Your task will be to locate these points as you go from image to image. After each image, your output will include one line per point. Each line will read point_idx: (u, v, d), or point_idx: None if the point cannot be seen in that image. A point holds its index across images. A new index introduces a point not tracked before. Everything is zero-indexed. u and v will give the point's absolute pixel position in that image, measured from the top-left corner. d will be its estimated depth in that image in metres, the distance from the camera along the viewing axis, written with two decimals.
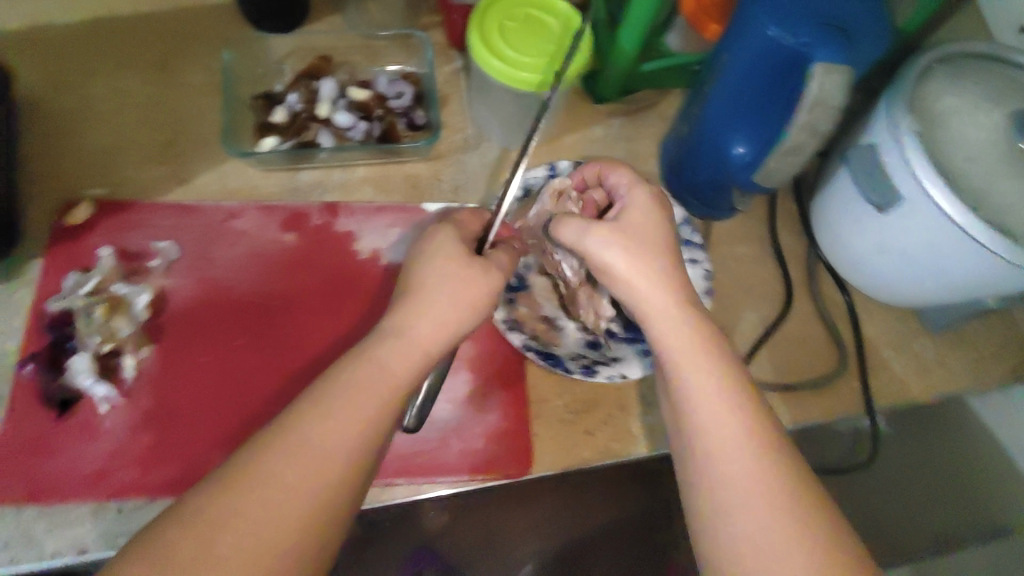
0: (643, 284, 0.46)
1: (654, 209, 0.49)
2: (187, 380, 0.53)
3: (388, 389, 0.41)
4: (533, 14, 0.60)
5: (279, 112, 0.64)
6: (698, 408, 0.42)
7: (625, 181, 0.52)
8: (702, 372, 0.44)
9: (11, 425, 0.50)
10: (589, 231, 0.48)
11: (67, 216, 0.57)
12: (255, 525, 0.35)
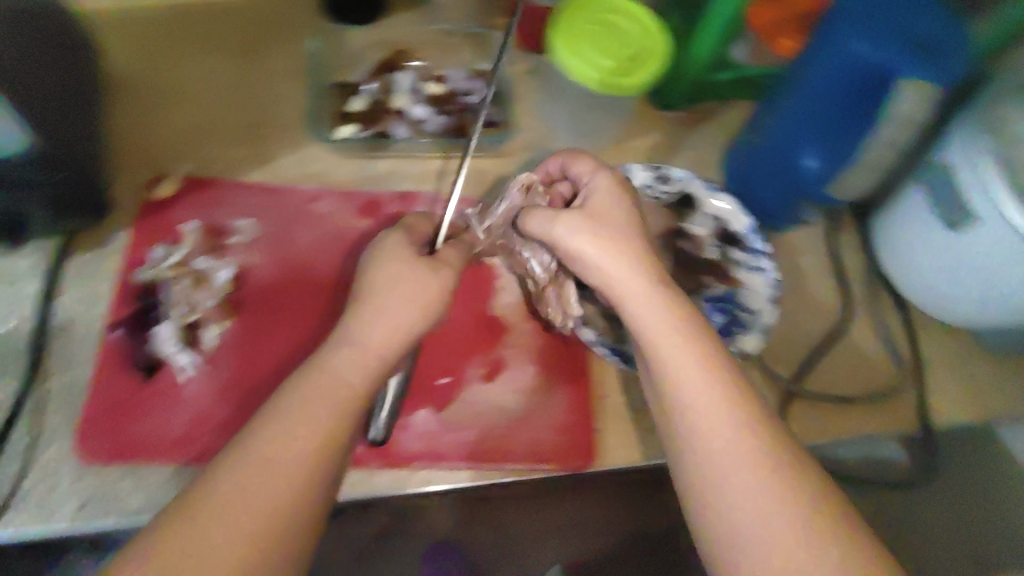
0: (626, 304, 0.47)
1: (618, 196, 0.52)
2: (269, 351, 0.55)
3: (352, 392, 0.43)
4: (611, 19, 0.61)
5: (358, 100, 0.65)
6: (698, 434, 0.43)
7: (587, 169, 0.54)
8: (699, 394, 0.43)
9: (100, 386, 0.53)
10: (558, 217, 0.50)
11: (155, 189, 0.60)
12: (239, 518, 0.37)
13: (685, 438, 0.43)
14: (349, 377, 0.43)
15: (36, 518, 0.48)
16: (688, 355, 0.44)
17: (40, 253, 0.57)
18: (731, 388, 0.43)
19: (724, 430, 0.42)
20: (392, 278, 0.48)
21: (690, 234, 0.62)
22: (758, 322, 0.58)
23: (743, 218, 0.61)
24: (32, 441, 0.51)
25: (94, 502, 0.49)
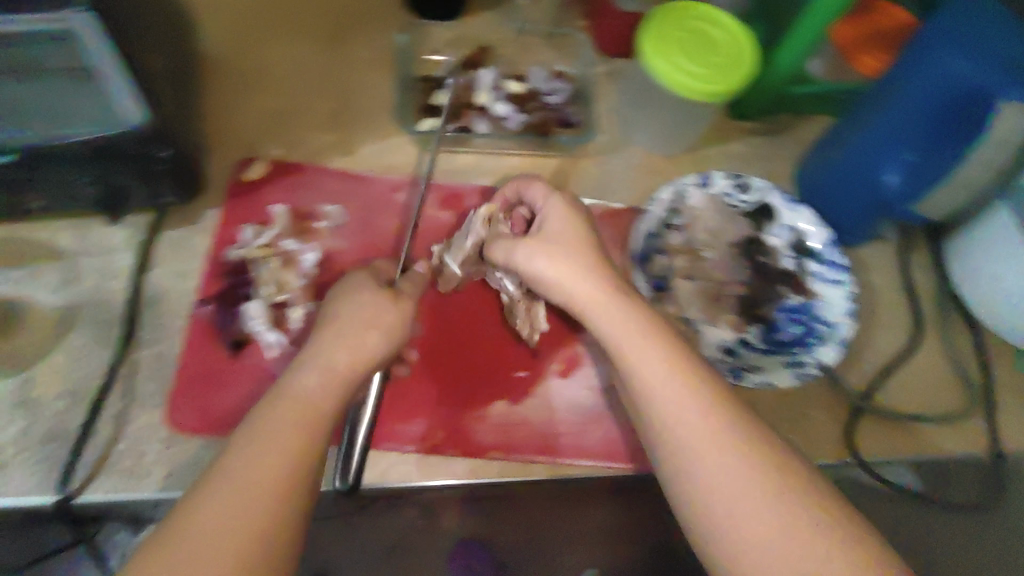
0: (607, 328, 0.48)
1: (570, 217, 0.53)
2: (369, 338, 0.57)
3: (316, 411, 0.43)
4: (699, 26, 0.60)
5: (442, 94, 0.65)
6: (695, 449, 0.42)
7: (541, 194, 0.55)
8: (688, 412, 0.43)
9: (188, 359, 0.54)
10: (518, 244, 0.53)
11: (245, 171, 0.61)
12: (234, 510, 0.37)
13: (665, 449, 0.43)
14: (317, 397, 0.43)
15: (125, 483, 0.50)
16: (668, 365, 0.45)
17: (137, 227, 0.59)
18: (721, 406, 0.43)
19: (703, 433, 0.42)
20: (367, 292, 0.50)
21: (767, 245, 0.62)
22: (835, 334, 0.58)
23: (823, 229, 0.61)
24: (123, 408, 0.53)
25: (180, 471, 0.51)
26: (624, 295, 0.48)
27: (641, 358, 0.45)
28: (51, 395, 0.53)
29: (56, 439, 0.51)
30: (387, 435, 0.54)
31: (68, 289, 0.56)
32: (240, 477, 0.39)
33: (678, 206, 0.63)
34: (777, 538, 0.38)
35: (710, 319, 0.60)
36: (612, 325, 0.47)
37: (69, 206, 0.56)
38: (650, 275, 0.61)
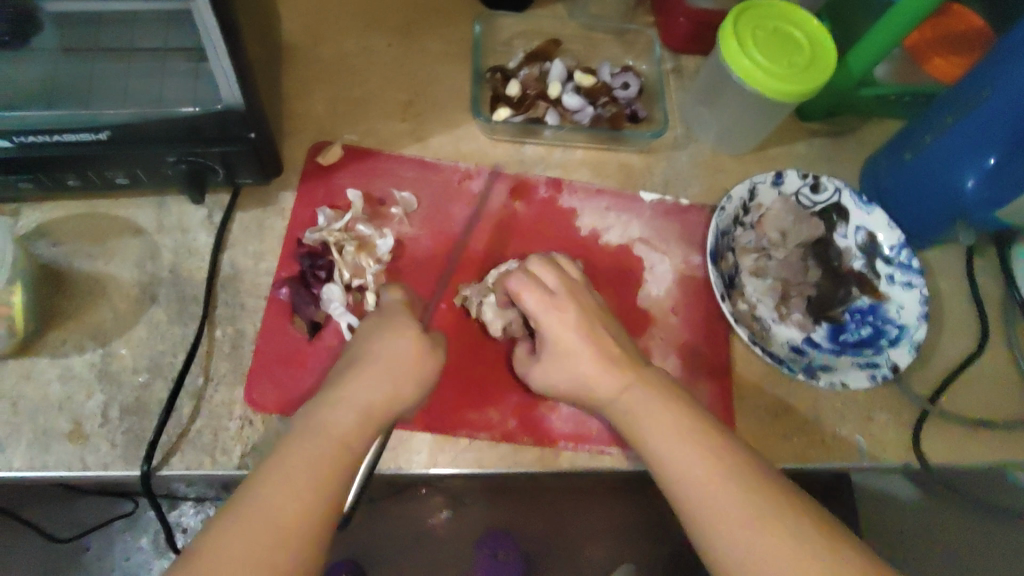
0: (631, 383, 0.48)
1: (571, 325, 0.50)
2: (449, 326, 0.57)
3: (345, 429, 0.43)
4: (781, 26, 0.60)
5: (514, 85, 0.66)
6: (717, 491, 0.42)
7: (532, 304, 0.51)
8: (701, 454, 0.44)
9: (265, 339, 0.55)
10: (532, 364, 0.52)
11: (321, 155, 0.62)
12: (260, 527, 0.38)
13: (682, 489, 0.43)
14: (348, 425, 0.43)
15: (206, 460, 0.51)
16: (672, 409, 0.46)
17: (213, 207, 0.60)
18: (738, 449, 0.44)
19: (708, 464, 0.43)
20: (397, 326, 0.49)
21: (837, 247, 0.63)
22: (906, 337, 0.59)
23: (894, 231, 0.62)
24: (202, 385, 0.53)
25: (259, 450, 0.52)
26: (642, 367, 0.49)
27: (659, 406, 0.47)
28: (128, 370, 0.53)
29: (137, 413, 0.52)
30: (460, 421, 0.54)
31: (145, 267, 0.57)
32: (267, 501, 0.39)
33: (750, 204, 0.62)
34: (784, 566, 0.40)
35: (778, 317, 0.61)
36: (637, 384, 0.48)
37: (149, 184, 0.57)
38: (723, 271, 0.61)
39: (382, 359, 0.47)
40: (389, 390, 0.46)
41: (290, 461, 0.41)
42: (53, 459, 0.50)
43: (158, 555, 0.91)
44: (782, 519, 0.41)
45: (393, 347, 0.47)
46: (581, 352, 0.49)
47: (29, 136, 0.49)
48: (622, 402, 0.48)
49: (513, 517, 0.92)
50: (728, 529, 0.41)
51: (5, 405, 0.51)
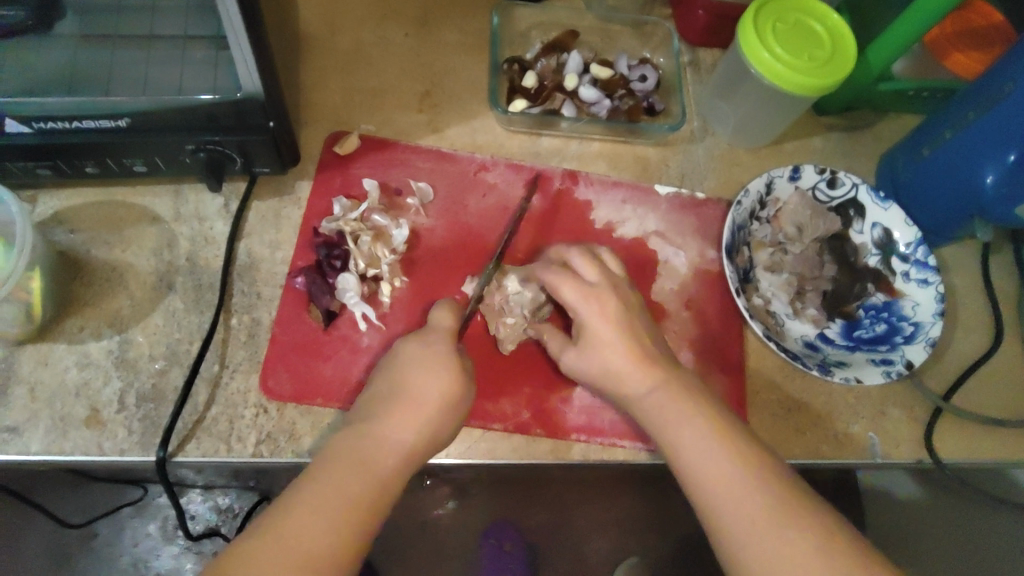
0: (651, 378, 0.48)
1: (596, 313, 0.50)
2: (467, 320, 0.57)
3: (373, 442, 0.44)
4: (802, 20, 0.60)
5: (531, 76, 0.66)
6: (734, 492, 0.42)
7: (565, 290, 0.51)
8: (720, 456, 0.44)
9: (281, 328, 0.55)
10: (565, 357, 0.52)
11: (337, 144, 0.62)
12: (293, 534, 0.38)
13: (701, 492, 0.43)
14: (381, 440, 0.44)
15: (222, 447, 0.51)
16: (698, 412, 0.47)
17: (229, 196, 0.60)
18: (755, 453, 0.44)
19: (726, 464, 0.43)
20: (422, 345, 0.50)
21: (853, 243, 0.63)
22: (921, 333, 0.58)
23: (911, 228, 0.61)
24: (218, 372, 0.54)
25: (275, 438, 0.52)
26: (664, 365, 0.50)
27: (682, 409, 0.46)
28: (145, 358, 0.53)
29: (154, 400, 0.52)
30: (474, 411, 0.54)
31: (162, 255, 0.57)
32: (289, 533, 0.38)
33: (767, 198, 0.62)
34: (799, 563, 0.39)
35: (793, 312, 0.61)
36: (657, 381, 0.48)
37: (167, 173, 0.57)
38: (739, 265, 0.61)
39: (413, 392, 0.47)
40: (419, 423, 0.46)
41: (314, 491, 0.40)
42: (70, 445, 0.50)
43: (166, 541, 0.91)
44: (798, 517, 0.41)
45: (427, 379, 0.47)
46: (605, 348, 0.50)
47: (48, 122, 0.49)
48: (645, 403, 0.48)
49: (520, 513, 0.93)
50: (748, 541, 0.41)
51: (23, 391, 0.51)
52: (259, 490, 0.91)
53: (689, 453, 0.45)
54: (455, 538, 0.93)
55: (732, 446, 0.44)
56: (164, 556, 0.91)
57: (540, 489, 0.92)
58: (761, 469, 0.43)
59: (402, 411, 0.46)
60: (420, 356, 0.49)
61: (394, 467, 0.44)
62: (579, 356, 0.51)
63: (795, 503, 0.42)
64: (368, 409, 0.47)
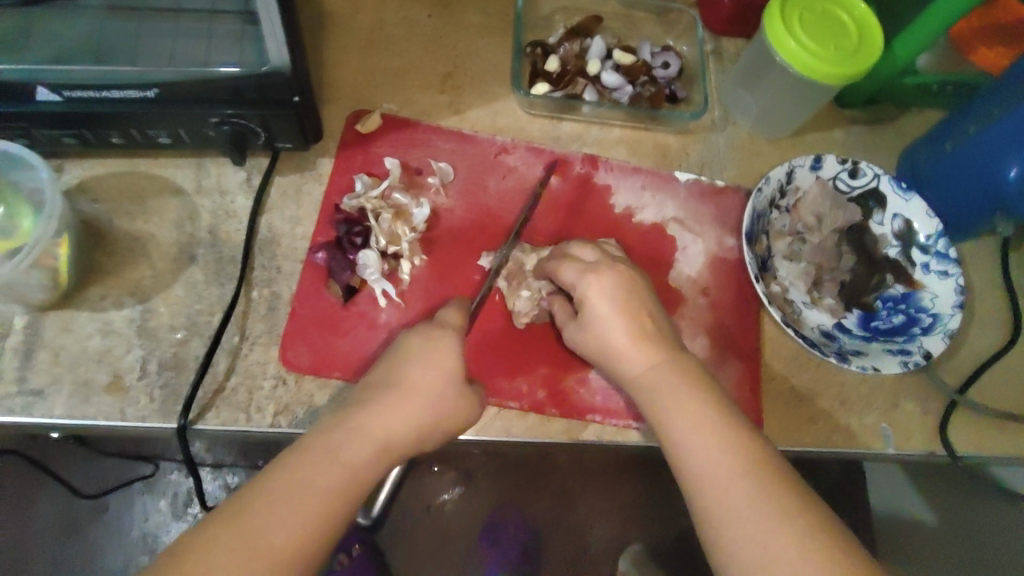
0: (661, 363, 0.48)
1: (610, 291, 0.50)
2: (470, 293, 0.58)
3: (381, 425, 0.45)
4: (830, 9, 0.59)
5: (553, 60, 0.66)
6: (733, 484, 0.43)
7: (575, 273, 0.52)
8: (718, 448, 0.44)
9: (301, 302, 0.56)
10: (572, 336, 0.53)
11: (360, 122, 0.62)
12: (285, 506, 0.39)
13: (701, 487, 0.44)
14: (387, 422, 0.45)
15: (241, 417, 0.52)
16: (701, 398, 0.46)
17: (252, 170, 0.60)
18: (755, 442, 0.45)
19: (726, 458, 0.44)
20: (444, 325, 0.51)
21: (873, 234, 0.63)
22: (939, 325, 0.59)
23: (932, 220, 0.61)
24: (238, 343, 0.54)
25: (291, 408, 0.53)
26: (674, 345, 0.49)
27: (683, 399, 0.46)
28: (166, 327, 0.54)
29: (175, 368, 0.53)
30: (490, 389, 0.55)
31: (185, 228, 0.57)
32: (279, 508, 0.39)
33: (788, 187, 0.62)
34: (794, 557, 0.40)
35: (810, 302, 0.61)
36: (669, 363, 0.48)
37: (191, 146, 0.58)
38: (757, 253, 0.61)
39: (412, 384, 0.47)
40: (413, 418, 0.46)
41: (301, 476, 0.40)
42: (92, 410, 0.51)
43: (175, 518, 0.91)
44: (796, 511, 0.41)
45: (426, 373, 0.47)
46: (613, 326, 0.50)
47: (76, 90, 0.50)
48: (645, 379, 0.48)
49: (525, 501, 0.94)
50: (744, 535, 0.41)
51: (47, 356, 0.52)
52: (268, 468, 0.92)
53: (694, 449, 0.45)
54: (459, 523, 0.93)
55: (731, 450, 0.44)
56: (173, 532, 0.91)
57: (544, 474, 0.95)
58: (765, 470, 0.43)
59: (399, 404, 0.46)
60: (420, 347, 0.49)
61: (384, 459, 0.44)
62: (588, 334, 0.51)
63: (793, 495, 0.42)
64: (365, 395, 0.47)
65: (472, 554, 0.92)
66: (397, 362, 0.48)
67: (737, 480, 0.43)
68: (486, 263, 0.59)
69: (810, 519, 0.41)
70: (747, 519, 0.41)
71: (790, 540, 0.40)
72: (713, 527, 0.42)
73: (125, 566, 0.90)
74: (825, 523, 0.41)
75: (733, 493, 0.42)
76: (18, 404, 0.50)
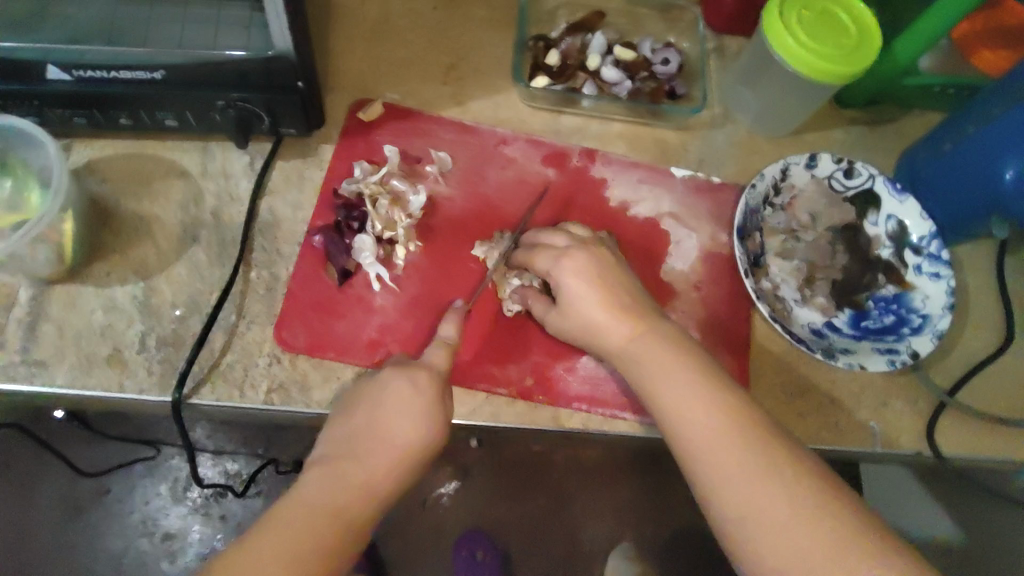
0: (641, 341, 0.49)
1: (589, 276, 0.51)
2: (461, 282, 0.59)
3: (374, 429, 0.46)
4: (830, 8, 0.60)
5: (554, 54, 0.67)
6: (715, 442, 0.44)
7: (551, 257, 0.53)
8: (699, 405, 0.45)
9: (299, 284, 0.57)
10: (555, 322, 0.54)
11: (362, 110, 0.63)
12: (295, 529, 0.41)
13: (687, 444, 0.45)
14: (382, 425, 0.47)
15: (235, 393, 0.53)
16: (682, 362, 0.47)
17: (255, 155, 0.62)
18: (730, 393, 0.46)
19: (708, 416, 0.45)
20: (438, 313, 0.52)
21: (867, 234, 0.64)
22: (929, 326, 0.59)
23: (925, 221, 0.62)
24: (235, 322, 0.56)
25: (285, 387, 0.54)
26: (655, 323, 0.50)
27: (664, 361, 0.47)
28: (167, 305, 0.55)
29: (174, 344, 0.54)
30: (480, 374, 0.56)
31: (188, 209, 0.59)
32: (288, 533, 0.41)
33: (782, 184, 0.63)
34: (779, 510, 0.41)
35: (801, 299, 0.62)
36: (646, 335, 0.49)
37: (196, 129, 0.59)
38: (750, 249, 0.61)
39: (382, 435, 0.46)
40: (387, 467, 0.45)
41: (305, 502, 0.43)
42: (93, 382, 0.52)
43: (175, 502, 0.93)
44: (776, 464, 0.43)
45: (396, 421, 0.46)
46: (600, 307, 0.50)
47: (88, 71, 0.52)
48: (625, 345, 0.49)
49: (518, 497, 0.96)
50: (731, 491, 0.42)
51: (51, 329, 0.54)
52: (267, 457, 0.94)
53: (677, 410, 0.46)
54: (452, 520, 0.94)
55: (711, 424, 0.44)
56: (172, 516, 0.93)
57: (541, 469, 0.96)
58: (744, 425, 0.44)
59: (371, 454, 0.45)
60: (388, 394, 0.48)
61: (359, 514, 0.43)
62: (574, 317, 0.52)
63: (771, 448, 0.43)
64: (337, 445, 0.46)
65: (459, 546, 0.93)
66: (376, 397, 0.48)
67: (718, 452, 0.43)
68: (480, 251, 0.59)
69: (792, 469, 0.43)
70: (745, 505, 0.42)
71: (774, 508, 0.41)
72: (701, 482, 0.44)
73: (124, 549, 0.92)
74: (805, 473, 0.43)
75: (716, 456, 0.43)
76: (21, 375, 0.52)
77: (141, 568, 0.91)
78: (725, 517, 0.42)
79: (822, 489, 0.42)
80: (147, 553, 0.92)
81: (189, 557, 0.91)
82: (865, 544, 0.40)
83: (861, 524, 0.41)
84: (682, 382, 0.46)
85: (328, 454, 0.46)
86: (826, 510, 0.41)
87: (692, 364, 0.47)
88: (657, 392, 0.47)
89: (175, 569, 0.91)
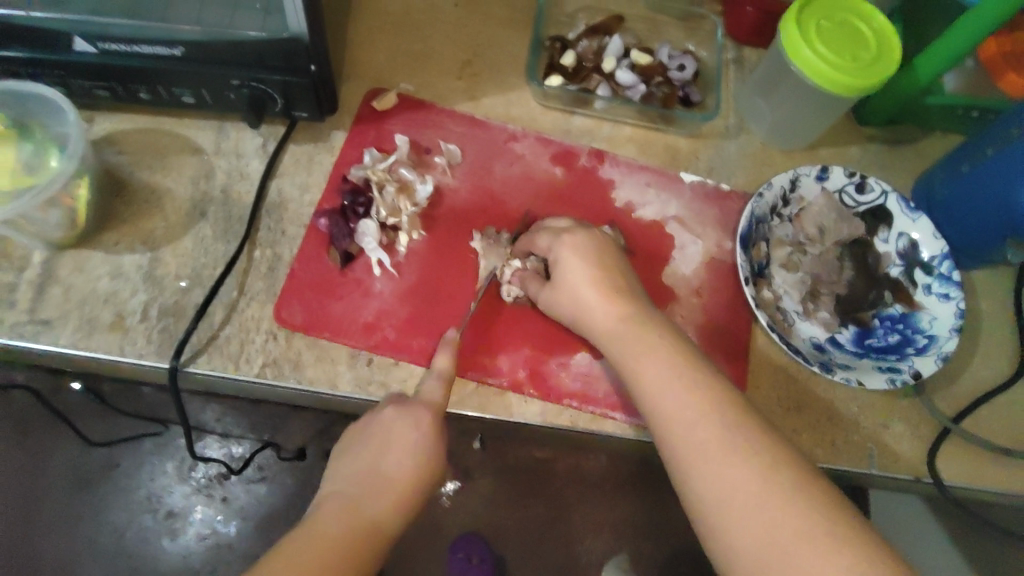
0: (634, 323, 0.50)
1: (587, 263, 0.52)
2: (458, 271, 0.59)
3: (380, 462, 0.47)
4: (848, 20, 0.59)
5: (569, 55, 0.67)
6: (694, 423, 0.44)
7: (548, 240, 0.55)
8: (681, 388, 0.45)
9: (301, 264, 0.58)
10: (555, 311, 0.54)
11: (375, 100, 0.64)
12: (315, 536, 0.41)
13: (666, 424, 0.45)
14: (388, 454, 0.47)
15: (230, 365, 0.54)
16: (666, 349, 0.48)
17: (268, 137, 0.63)
18: (708, 379, 0.46)
19: (690, 396, 0.45)
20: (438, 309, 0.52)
21: (877, 250, 0.63)
22: (934, 347, 0.58)
23: (938, 241, 0.61)
24: (236, 298, 0.56)
25: (279, 363, 0.55)
26: (645, 318, 0.50)
27: (648, 347, 0.48)
28: (172, 275, 0.57)
29: (174, 315, 0.55)
30: (474, 365, 0.56)
31: (199, 185, 0.60)
32: (306, 541, 0.41)
33: (791, 196, 0.62)
34: (752, 491, 0.41)
35: (804, 312, 0.61)
36: (637, 322, 0.50)
37: (214, 108, 0.61)
38: (754, 259, 0.61)
39: (387, 474, 0.47)
40: (396, 500, 0.46)
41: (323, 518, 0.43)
42: (94, 344, 0.54)
43: (180, 480, 0.94)
44: (752, 446, 0.42)
45: (402, 461, 0.47)
46: (596, 295, 0.51)
47: (114, 44, 0.53)
48: (615, 331, 0.50)
49: (518, 505, 0.94)
50: (705, 471, 0.42)
51: (59, 291, 0.55)
52: (270, 441, 0.94)
53: (659, 391, 0.46)
54: (449, 521, 0.93)
55: (692, 405, 0.44)
56: (176, 495, 0.94)
57: (542, 477, 0.94)
58: (723, 407, 0.44)
59: (378, 490, 0.46)
60: (393, 432, 0.48)
61: (370, 538, 0.43)
62: (574, 308, 0.52)
63: (748, 432, 0.43)
64: (345, 481, 0.46)
65: (455, 548, 0.92)
66: (381, 438, 0.48)
67: (696, 432, 0.43)
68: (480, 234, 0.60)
69: (770, 452, 0.42)
70: (719, 483, 0.42)
71: (747, 488, 0.41)
72: (675, 463, 0.44)
73: (128, 523, 0.93)
74: (781, 457, 0.42)
75: (694, 434, 0.43)
76: (27, 332, 0.54)
77: (143, 545, 0.93)
78: (699, 498, 0.42)
79: (805, 478, 0.41)
80: (150, 529, 0.93)
81: (190, 536, 0.93)
82: (833, 532, 0.39)
83: (835, 508, 0.40)
84: (675, 382, 0.46)
85: (337, 488, 0.46)
86: (800, 494, 0.41)
87: (677, 351, 0.47)
88: (642, 376, 0.47)
89: (175, 546, 0.92)
